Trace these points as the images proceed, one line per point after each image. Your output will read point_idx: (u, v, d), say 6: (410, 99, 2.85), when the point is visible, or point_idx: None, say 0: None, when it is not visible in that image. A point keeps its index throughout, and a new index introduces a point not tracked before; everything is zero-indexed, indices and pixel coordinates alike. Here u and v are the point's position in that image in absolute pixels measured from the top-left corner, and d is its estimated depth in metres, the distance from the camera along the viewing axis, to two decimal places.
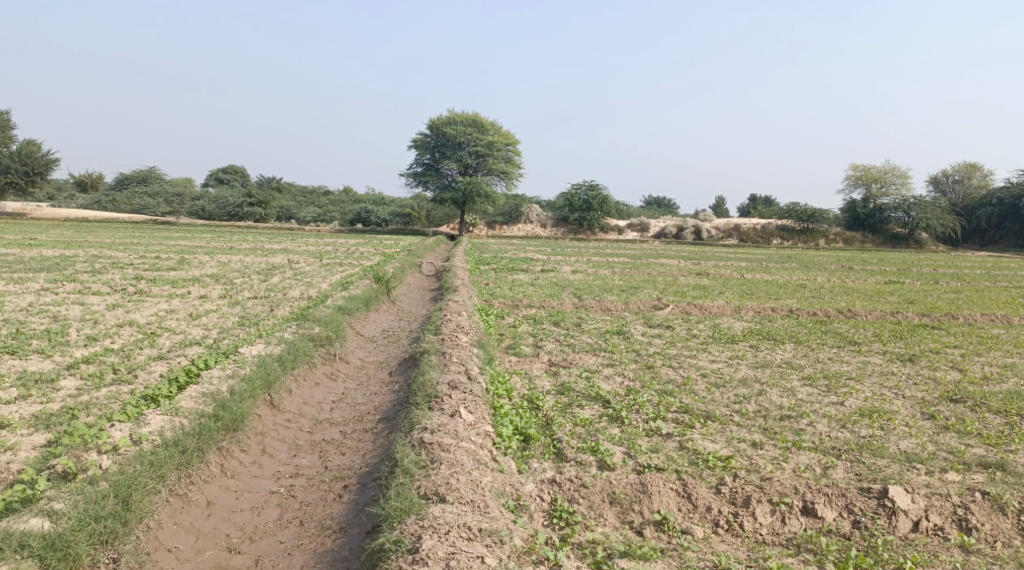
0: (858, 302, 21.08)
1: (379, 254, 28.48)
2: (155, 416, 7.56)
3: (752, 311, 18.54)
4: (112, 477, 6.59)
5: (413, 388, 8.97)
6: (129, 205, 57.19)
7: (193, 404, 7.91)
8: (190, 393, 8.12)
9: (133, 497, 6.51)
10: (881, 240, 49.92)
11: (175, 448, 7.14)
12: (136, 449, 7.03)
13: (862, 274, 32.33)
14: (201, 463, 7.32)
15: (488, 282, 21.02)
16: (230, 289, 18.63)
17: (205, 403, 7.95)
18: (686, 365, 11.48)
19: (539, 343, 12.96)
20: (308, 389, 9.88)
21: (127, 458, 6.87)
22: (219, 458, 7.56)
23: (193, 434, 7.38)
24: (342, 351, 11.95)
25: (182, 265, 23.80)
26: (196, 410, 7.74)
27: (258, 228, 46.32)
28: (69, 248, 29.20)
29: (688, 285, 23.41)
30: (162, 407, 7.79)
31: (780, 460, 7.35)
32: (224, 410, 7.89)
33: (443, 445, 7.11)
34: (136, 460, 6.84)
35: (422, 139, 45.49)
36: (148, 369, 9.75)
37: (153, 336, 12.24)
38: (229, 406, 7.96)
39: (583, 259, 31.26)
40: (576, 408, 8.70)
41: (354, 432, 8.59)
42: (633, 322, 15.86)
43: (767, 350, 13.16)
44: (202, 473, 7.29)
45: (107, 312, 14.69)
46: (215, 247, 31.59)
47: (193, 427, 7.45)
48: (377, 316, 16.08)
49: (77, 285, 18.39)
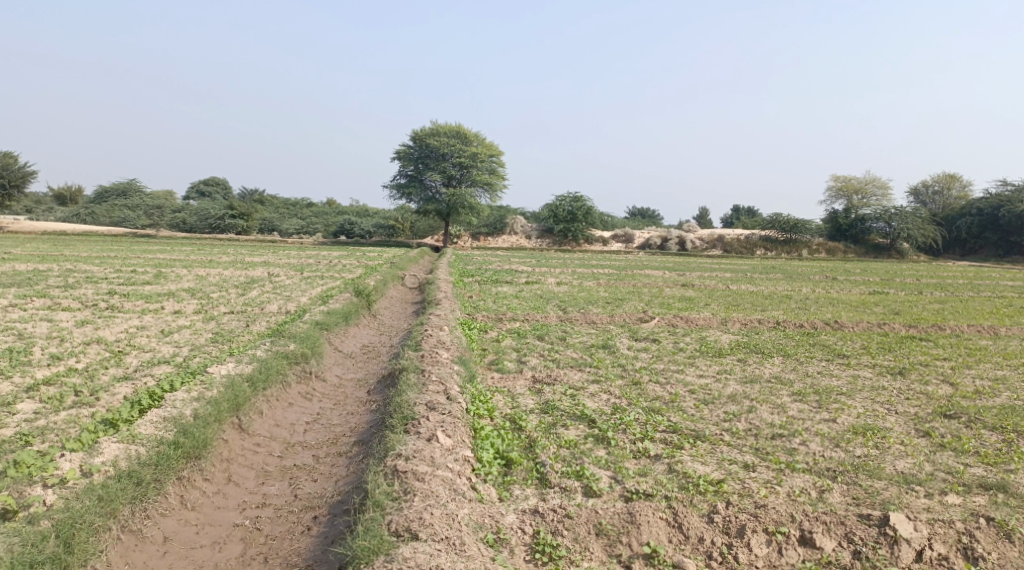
0: (844, 314, 20.89)
1: (361, 266, 28.05)
2: (110, 444, 7.15)
3: (738, 323, 18.28)
4: (55, 515, 6.19)
5: (389, 409, 8.57)
6: (108, 218, 56.40)
7: (152, 430, 7.50)
8: (151, 418, 7.70)
9: (77, 538, 6.12)
10: (863, 250, 50.07)
11: (129, 480, 6.75)
12: (86, 481, 6.62)
13: (847, 284, 32.24)
14: (158, 496, 6.90)
15: (471, 295, 20.66)
16: (206, 304, 18.13)
17: (166, 429, 7.54)
18: (674, 381, 11.16)
19: (522, 358, 12.60)
20: (280, 410, 9.47)
21: (75, 492, 6.46)
22: (179, 489, 7.15)
23: (150, 465, 6.98)
24: (318, 369, 11.54)
25: (159, 279, 23.27)
26: (155, 437, 7.33)
27: (239, 241, 45.76)
28: (43, 262, 28.57)
29: (673, 297, 23.16)
30: (119, 434, 7.38)
31: (774, 484, 7.03)
32: (186, 436, 7.48)
33: (418, 474, 6.74)
34: (84, 494, 6.44)
35: (406, 150, 45.13)
36: (112, 391, 9.30)
37: (120, 355, 11.76)
38: (192, 432, 7.55)
39: (568, 271, 30.95)
40: (561, 428, 8.34)
41: (327, 457, 8.19)
42: (619, 335, 15.54)
43: (756, 364, 12.86)
44: (159, 507, 6.88)
45: (75, 329, 14.18)
46: (193, 261, 31.04)
47: (150, 456, 7.04)
48: (357, 331, 15.66)
49: (47, 300, 17.85)
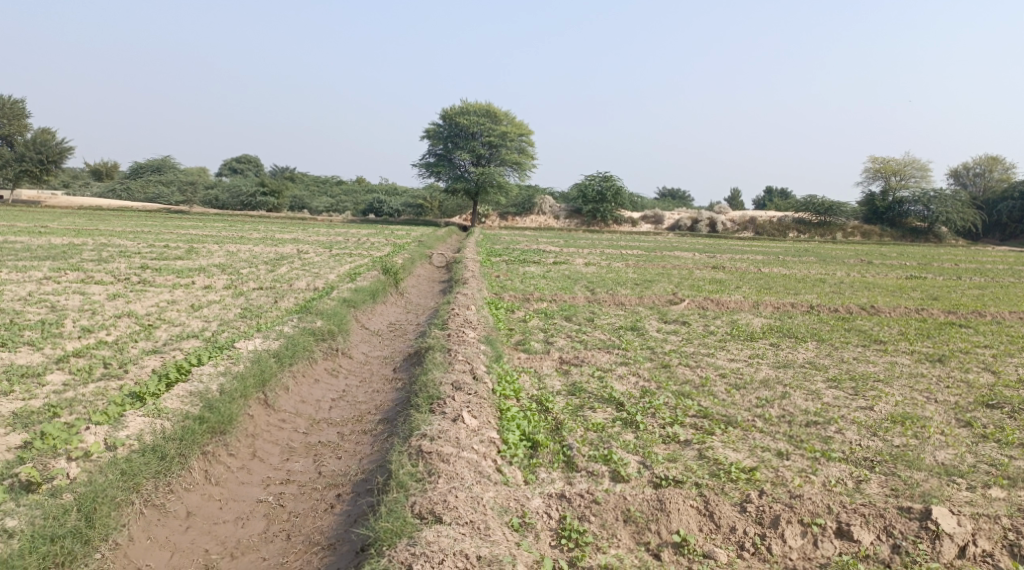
0: (879, 298, 20.42)
1: (390, 244, 28.02)
2: (135, 418, 7.16)
3: (770, 307, 17.93)
4: (78, 489, 6.21)
5: (415, 388, 8.48)
6: (142, 194, 57.12)
7: (178, 405, 7.50)
8: (177, 393, 7.70)
9: (98, 512, 6.12)
10: (899, 234, 49.02)
11: (153, 455, 6.74)
12: (110, 455, 6.63)
13: (882, 269, 31.56)
14: (182, 471, 6.89)
15: (499, 274, 20.53)
16: (235, 279, 18.22)
17: (191, 404, 7.52)
18: (705, 365, 10.93)
19: (550, 339, 12.45)
20: (306, 386, 9.43)
21: (98, 466, 6.47)
22: (203, 464, 7.13)
23: (174, 439, 6.97)
24: (345, 346, 11.49)
25: (190, 255, 23.44)
26: (180, 412, 7.33)
27: (270, 217, 46.04)
28: (79, 236, 28.95)
29: (704, 279, 22.82)
30: (144, 408, 7.38)
31: (808, 472, 6.83)
32: (211, 411, 7.47)
33: (442, 456, 6.64)
34: (108, 468, 6.45)
35: (435, 128, 44.93)
36: (140, 365, 9.32)
37: (150, 328, 11.81)
38: (217, 407, 7.53)
39: (597, 251, 30.65)
40: (588, 411, 8.19)
41: (352, 434, 8.13)
42: (648, 317, 15.31)
43: (788, 349, 12.58)
44: (183, 481, 6.87)
45: (107, 303, 14.29)
46: (225, 237, 31.26)
47: (174, 431, 7.04)
48: (384, 309, 15.60)
49: (81, 274, 18.05)
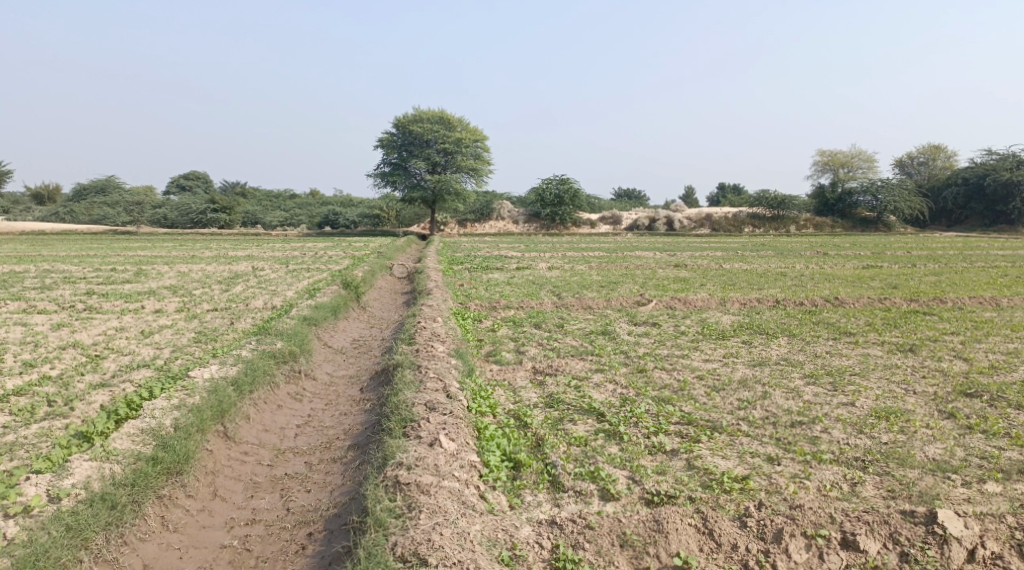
0: (841, 290, 20.49)
1: (348, 257, 27.42)
2: (81, 463, 6.65)
3: (737, 303, 17.82)
4: (17, 551, 5.70)
5: (385, 410, 8.05)
6: (88, 216, 55.38)
7: (128, 446, 6.98)
8: (128, 432, 7.19)
9: None
10: (850, 224, 49.79)
11: (103, 504, 6.26)
12: (54, 508, 6.13)
13: (839, 259, 31.89)
14: (136, 520, 6.40)
15: (462, 283, 20.13)
16: (189, 301, 17.51)
17: (143, 444, 7.01)
18: (682, 368, 10.68)
19: (520, 348, 12.09)
20: (269, 414, 8.94)
21: (41, 522, 5.97)
22: (159, 510, 6.63)
23: (126, 485, 6.48)
24: (308, 367, 10.99)
25: (140, 278, 22.58)
26: (132, 453, 6.84)
27: (223, 235, 44.98)
28: (20, 263, 27.79)
29: (668, 279, 22.68)
30: (91, 451, 6.87)
31: (803, 478, 6.61)
32: (166, 450, 6.98)
33: (422, 487, 6.26)
34: (51, 524, 5.94)
35: (388, 138, 44.31)
36: (88, 400, 8.73)
37: (98, 359, 11.16)
38: (173, 446, 7.03)
39: (557, 255, 30.42)
40: (569, 424, 7.86)
41: (321, 463, 7.68)
42: (617, 320, 15.05)
43: (761, 346, 12.41)
44: (138, 531, 6.37)
45: (51, 333, 13.54)
46: (176, 257, 30.31)
47: (126, 476, 6.55)
48: (346, 325, 15.08)
49: (23, 303, 17.17)
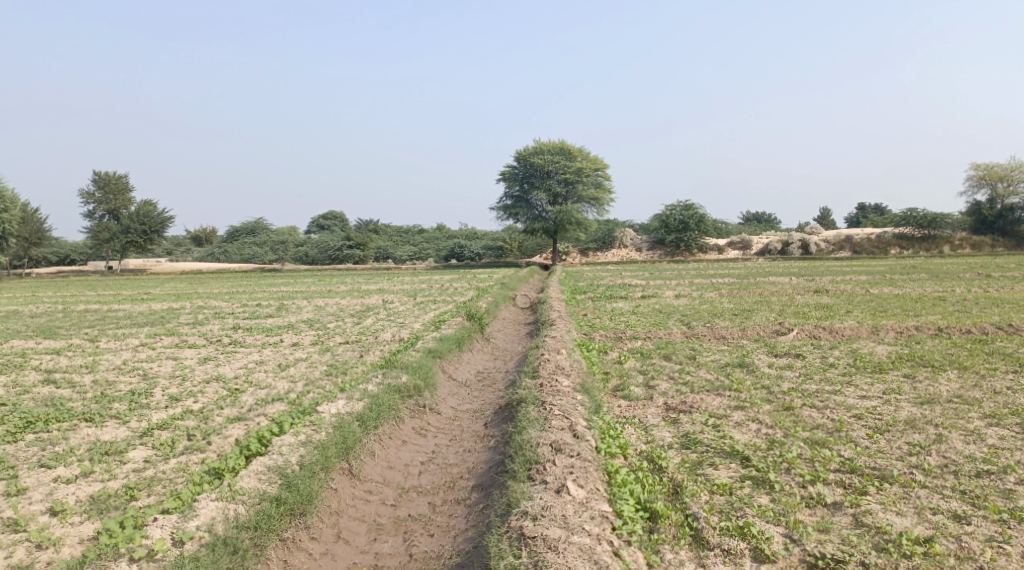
0: (1012, 315, 18.40)
1: (474, 289, 27.53)
2: (208, 504, 6.60)
3: (891, 332, 16.28)
4: None
5: (510, 450, 7.62)
6: (238, 255, 59.12)
7: (255, 485, 6.89)
8: (255, 469, 7.10)
9: None
10: (1013, 242, 45.50)
11: (224, 549, 6.18)
12: (176, 553, 6.08)
13: (1003, 281, 28.98)
14: (258, 564, 6.28)
15: (587, 313, 19.62)
16: (323, 334, 17.93)
17: (268, 483, 6.91)
18: (833, 405, 9.64)
19: (651, 382, 11.37)
20: (393, 450, 8.71)
21: (162, 568, 5.93)
22: (282, 554, 6.49)
23: (249, 528, 6.38)
24: (432, 401, 10.77)
25: (280, 312, 23.50)
26: (257, 493, 6.75)
27: (357, 270, 46.57)
28: (175, 301, 29.71)
29: (807, 305, 21.19)
30: (218, 489, 6.83)
31: (1001, 543, 5.66)
32: (290, 491, 6.85)
33: (550, 542, 5.76)
34: None
35: (510, 170, 44.71)
36: (224, 435, 8.80)
37: (236, 393, 11.38)
38: (297, 486, 6.90)
39: (685, 282, 29.33)
40: (709, 469, 7.12)
41: (445, 505, 7.34)
42: (754, 351, 14.03)
43: (926, 381, 11.11)
44: None
45: (197, 367, 14.09)
46: (313, 292, 31.51)
47: (249, 518, 6.46)
48: (470, 358, 14.86)
49: (175, 338, 18.13)
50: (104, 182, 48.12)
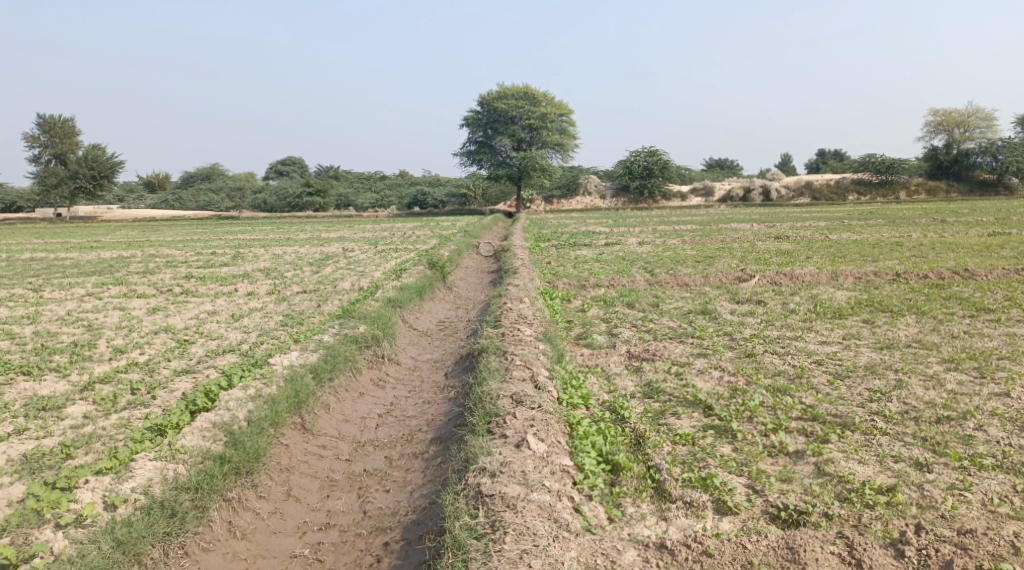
0: (968, 260, 18.62)
1: (436, 236, 27.14)
2: (145, 464, 6.31)
3: (851, 278, 16.35)
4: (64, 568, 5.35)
5: (469, 402, 7.42)
6: (194, 202, 57.58)
7: (197, 443, 6.63)
8: (198, 427, 6.83)
9: None
10: (967, 188, 46.16)
11: (162, 512, 5.92)
12: (109, 517, 5.79)
13: (958, 226, 29.39)
14: (199, 527, 6.06)
15: (550, 260, 19.41)
16: (280, 283, 17.47)
17: (212, 441, 6.65)
18: (795, 352, 9.61)
19: (613, 330, 11.26)
20: (350, 402, 8.48)
21: (93, 534, 5.63)
22: (226, 514, 6.29)
23: (189, 490, 6.13)
24: (391, 351, 10.53)
25: (236, 260, 22.88)
26: (201, 452, 6.49)
27: (317, 217, 45.65)
28: (128, 249, 28.83)
29: (769, 251, 21.22)
30: (158, 448, 6.54)
31: (962, 489, 5.66)
32: (235, 450, 6.60)
33: (507, 501, 5.62)
34: (103, 538, 5.60)
35: (474, 116, 43.84)
36: (170, 388, 8.46)
37: (186, 344, 10.99)
38: (243, 444, 6.68)
39: (648, 229, 29.25)
40: (672, 418, 7.02)
41: (402, 458, 7.16)
42: (717, 298, 13.97)
43: (886, 326, 11.16)
44: (201, 540, 6.03)
45: (146, 318, 13.60)
46: (271, 240, 30.80)
47: (190, 479, 6.20)
48: (432, 307, 14.60)
49: (124, 288, 17.51)
50: (49, 125, 46.10)
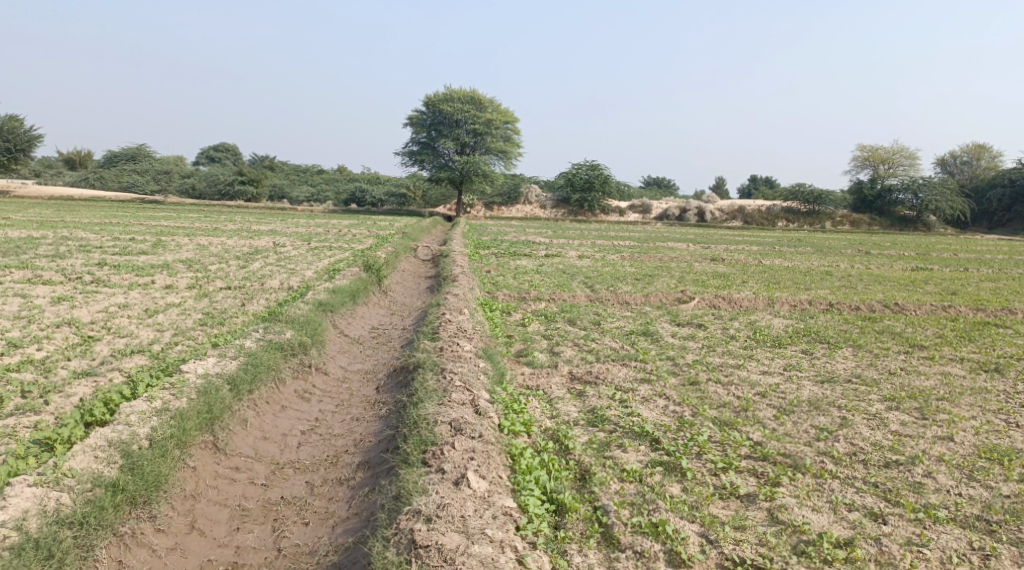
0: (896, 294, 18.95)
1: (372, 237, 26.32)
2: (22, 491, 5.63)
3: (786, 305, 16.40)
4: None
5: (402, 426, 6.89)
6: (117, 183, 54.96)
7: (88, 465, 5.96)
8: (91, 446, 6.14)
9: None
10: (888, 222, 47.90)
11: (36, 553, 5.28)
12: None
13: (883, 259, 30.24)
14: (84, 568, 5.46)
15: (489, 269, 18.94)
16: (202, 277, 16.48)
17: (106, 464, 5.97)
18: (739, 381, 9.38)
19: (555, 349, 10.87)
20: (270, 416, 7.82)
21: None
22: (116, 552, 5.68)
23: (71, 524, 5.51)
24: (320, 361, 9.88)
25: (156, 249, 21.61)
26: (90, 478, 5.83)
27: (248, 208, 44.11)
28: (39, 229, 27.00)
29: (706, 273, 21.26)
30: (41, 472, 5.85)
31: (920, 545, 5.58)
32: (132, 478, 5.96)
33: (444, 553, 5.21)
34: None
35: (418, 115, 43.03)
36: (66, 394, 7.65)
37: (90, 342, 10.07)
38: (141, 469, 6.03)
39: (587, 243, 29.04)
40: (617, 451, 6.69)
41: (325, 486, 6.59)
42: (657, 320, 13.73)
43: (825, 359, 11.08)
44: None
45: (49, 308, 12.53)
46: (197, 229, 29.39)
47: (75, 512, 5.56)
48: (365, 312, 13.94)
49: (29, 273, 16.22)
50: None
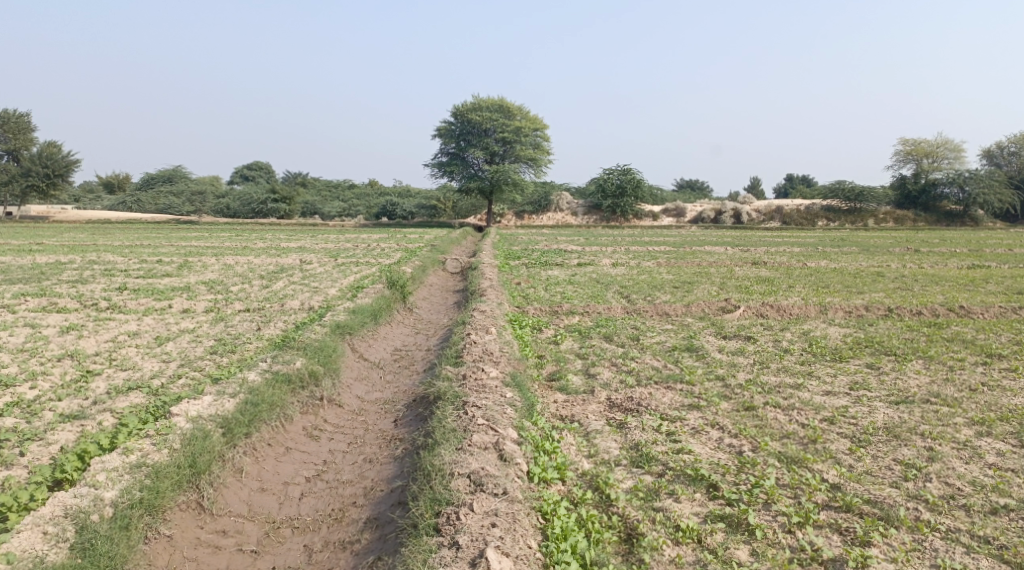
0: (958, 296, 17.55)
1: (401, 250, 25.55)
2: None
3: (841, 312, 15.15)
4: None
5: (416, 486, 6.23)
6: (153, 205, 55.24)
7: (34, 545, 5.47)
8: (42, 520, 5.66)
9: None
10: (934, 218, 45.78)
11: None
12: None
13: (935, 257, 28.59)
14: None
15: (520, 281, 18.01)
16: (221, 299, 15.77)
17: (53, 545, 5.48)
18: (802, 404, 8.27)
19: (591, 370, 9.84)
20: (269, 463, 7.16)
21: None
22: None
23: None
24: (333, 391, 9.00)
25: (181, 270, 21.04)
26: (33, 561, 5.33)
27: (280, 225, 43.75)
28: (68, 253, 26.65)
29: (749, 279, 20.04)
30: None
31: None
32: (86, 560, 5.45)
33: None
34: None
35: (446, 127, 42.34)
36: (46, 442, 6.86)
37: (88, 378, 9.31)
38: (95, 548, 5.53)
39: (621, 249, 27.89)
40: (669, 501, 5.97)
41: (324, 554, 6.03)
42: (702, 333, 12.65)
43: (895, 374, 9.90)
44: None
45: (55, 339, 11.85)
46: (227, 248, 28.88)
47: None
48: (388, 332, 13.08)
49: (47, 301, 15.66)
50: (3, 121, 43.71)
